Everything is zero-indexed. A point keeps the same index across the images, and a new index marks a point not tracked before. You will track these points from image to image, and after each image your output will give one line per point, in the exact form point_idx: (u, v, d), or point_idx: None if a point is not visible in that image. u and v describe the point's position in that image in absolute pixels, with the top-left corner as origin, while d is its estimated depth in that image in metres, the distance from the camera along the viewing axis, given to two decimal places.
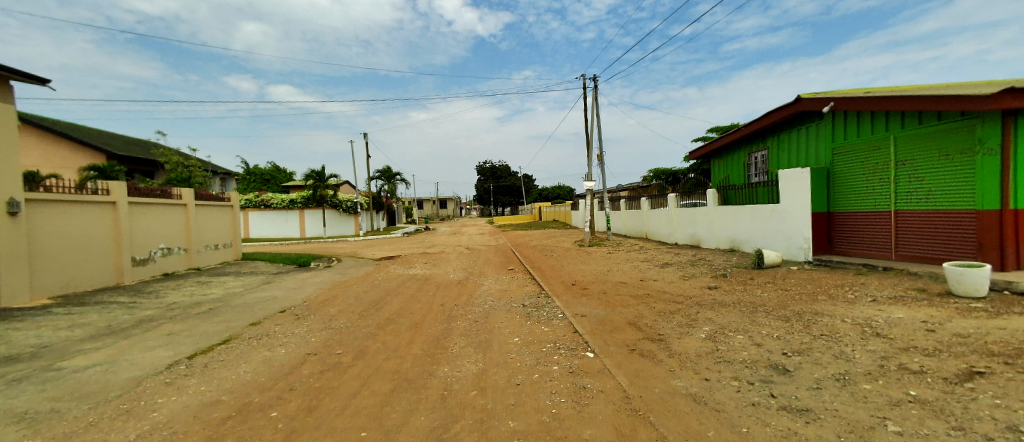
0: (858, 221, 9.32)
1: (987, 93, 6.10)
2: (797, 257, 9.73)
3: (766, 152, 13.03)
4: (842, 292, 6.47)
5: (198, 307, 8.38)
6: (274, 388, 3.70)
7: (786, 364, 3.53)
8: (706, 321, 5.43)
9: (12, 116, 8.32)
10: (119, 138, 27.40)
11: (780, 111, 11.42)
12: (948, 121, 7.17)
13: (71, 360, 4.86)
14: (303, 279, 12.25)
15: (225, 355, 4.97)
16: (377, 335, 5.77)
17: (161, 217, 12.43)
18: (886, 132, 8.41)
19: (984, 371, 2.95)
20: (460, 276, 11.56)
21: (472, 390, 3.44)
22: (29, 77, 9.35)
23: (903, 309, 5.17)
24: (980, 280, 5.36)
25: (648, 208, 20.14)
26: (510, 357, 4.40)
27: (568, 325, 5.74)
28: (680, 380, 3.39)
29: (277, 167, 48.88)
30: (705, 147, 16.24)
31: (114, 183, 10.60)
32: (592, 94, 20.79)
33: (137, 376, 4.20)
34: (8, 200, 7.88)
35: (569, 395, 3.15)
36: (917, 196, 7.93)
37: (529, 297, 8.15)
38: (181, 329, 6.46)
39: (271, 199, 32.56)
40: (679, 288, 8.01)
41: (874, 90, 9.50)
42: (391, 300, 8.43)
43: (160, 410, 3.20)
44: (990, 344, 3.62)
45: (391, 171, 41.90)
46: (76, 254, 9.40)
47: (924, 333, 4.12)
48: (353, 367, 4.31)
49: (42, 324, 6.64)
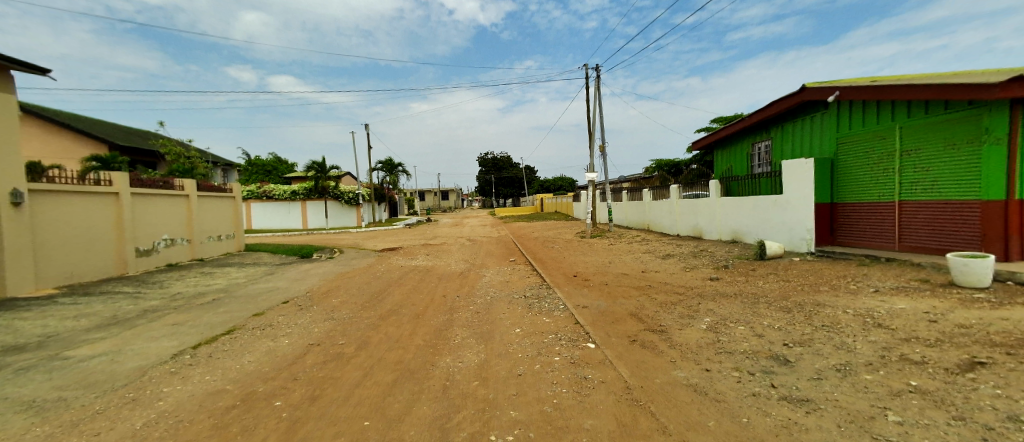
0: (861, 212, 9.26)
1: (996, 82, 6.01)
2: (799, 248, 9.68)
3: (770, 143, 12.93)
4: (844, 283, 6.46)
5: (202, 297, 8.44)
6: (278, 377, 3.74)
7: (787, 355, 3.54)
8: (707, 312, 5.43)
9: (13, 106, 8.31)
10: (121, 129, 27.37)
11: (785, 101, 11.30)
12: (955, 110, 7.08)
13: (77, 350, 4.90)
14: (305, 270, 12.31)
15: (229, 345, 5.01)
16: (380, 325, 5.81)
17: (163, 208, 12.46)
18: (891, 121, 8.33)
19: (986, 361, 2.95)
20: (462, 267, 11.59)
21: (474, 380, 3.46)
22: (28, 67, 9.32)
23: (906, 300, 5.15)
24: (984, 271, 5.34)
25: (650, 199, 20.08)
26: (512, 348, 4.42)
27: (570, 316, 5.76)
28: (681, 370, 3.40)
29: (279, 158, 48.88)
30: (708, 138, 16.12)
31: (116, 174, 10.60)
32: (594, 83, 20.59)
33: (143, 365, 4.24)
34: (11, 191, 7.90)
35: (570, 386, 3.17)
36: (922, 186, 7.87)
37: (530, 288, 8.18)
38: (185, 320, 6.51)
39: (273, 190, 32.61)
40: (681, 279, 8.01)
41: (880, 79, 9.35)
42: (393, 291, 8.47)
43: (166, 399, 3.23)
44: (993, 334, 3.61)
45: (393, 162, 41.76)
46: (80, 245, 9.44)
47: (927, 324, 4.11)
48: (356, 357, 4.34)
49: (48, 314, 6.70)
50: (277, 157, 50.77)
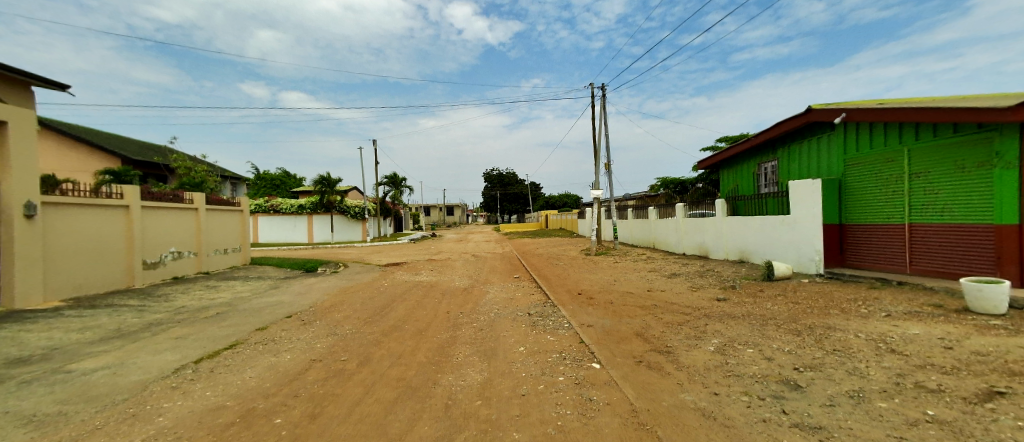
0: (870, 234, 9.19)
1: (1007, 105, 5.97)
2: (808, 269, 9.55)
3: (776, 163, 12.94)
4: (855, 306, 6.35)
5: (206, 311, 8.45)
6: (279, 394, 3.71)
7: (797, 380, 3.45)
8: (715, 333, 5.34)
9: (32, 120, 8.55)
10: (135, 144, 28.08)
11: (790, 123, 11.38)
12: (965, 133, 7.05)
13: (81, 363, 4.91)
14: (309, 285, 12.32)
15: (231, 360, 5.00)
16: (382, 341, 5.76)
17: (171, 221, 12.60)
18: (900, 143, 8.31)
19: (1006, 391, 2.85)
20: (465, 284, 11.54)
21: (477, 400, 3.40)
22: (49, 83, 9.65)
23: (919, 325, 5.04)
24: (999, 298, 5.21)
25: (655, 217, 20.03)
26: (515, 366, 4.36)
27: (574, 335, 5.70)
28: (688, 393, 3.33)
29: (288, 174, 49.84)
30: (714, 157, 16.16)
31: (128, 188, 10.78)
32: (600, 102, 20.83)
33: (146, 380, 4.23)
34: (25, 203, 8.05)
35: (574, 407, 3.10)
36: (933, 209, 7.79)
37: (534, 305, 8.10)
38: (188, 333, 6.52)
39: (280, 204, 33.06)
40: (687, 299, 7.91)
41: (887, 101, 9.38)
42: (397, 307, 8.43)
43: (165, 415, 3.20)
44: (1012, 363, 3.51)
45: (399, 178, 42.21)
46: (89, 257, 9.55)
47: (941, 350, 4.02)
48: (357, 374, 4.29)
49: (54, 326, 6.74)
50: (286, 172, 51.36)
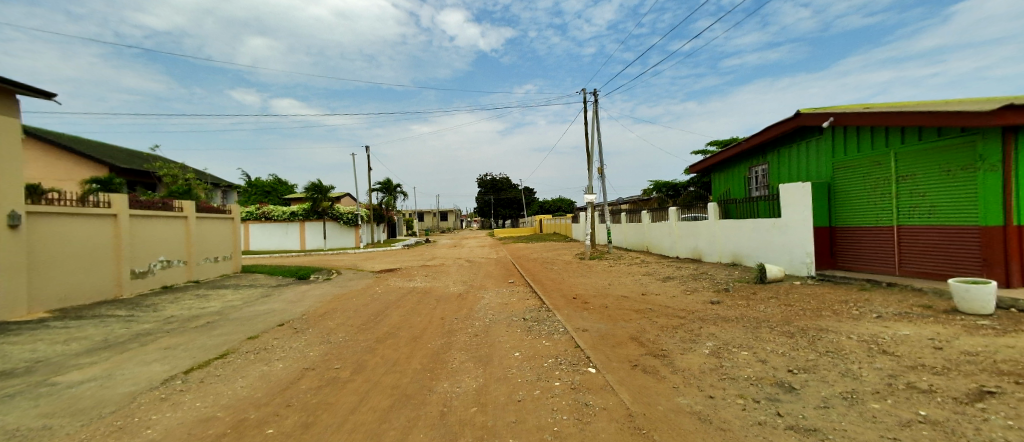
0: (859, 236, 9.36)
1: (990, 109, 6.11)
2: (800, 271, 9.64)
3: (766, 166, 13.16)
4: (847, 308, 6.42)
5: (196, 320, 8.29)
6: (270, 403, 3.65)
7: (792, 382, 3.48)
8: (709, 336, 5.36)
9: (15, 129, 8.39)
10: (123, 151, 27.67)
11: (779, 127, 11.57)
12: (949, 137, 7.21)
13: (67, 375, 4.80)
14: (302, 292, 12.17)
15: (223, 369, 4.91)
16: (377, 349, 5.71)
17: (160, 229, 12.40)
18: (887, 147, 8.48)
19: (996, 391, 2.89)
20: (460, 289, 11.49)
21: (473, 407, 3.38)
22: (34, 91, 9.50)
23: (909, 326, 5.11)
24: (987, 298, 5.30)
25: (649, 221, 20.12)
26: (511, 372, 4.34)
27: (570, 340, 5.68)
28: (684, 397, 3.34)
29: (279, 180, 49.56)
30: (705, 161, 16.35)
31: (115, 196, 10.61)
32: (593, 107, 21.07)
33: (133, 391, 4.13)
34: (9, 213, 7.87)
35: (570, 412, 3.09)
36: (921, 211, 7.92)
37: (530, 310, 8.08)
38: (178, 343, 6.39)
39: (271, 211, 32.64)
40: (682, 303, 7.92)
41: (874, 106, 9.58)
42: (391, 314, 8.37)
43: (154, 427, 3.13)
44: (1000, 362, 3.56)
45: (392, 184, 42.07)
46: (77, 267, 9.38)
47: (932, 351, 4.06)
48: (351, 382, 4.24)
49: (39, 337, 6.58)
50: (277, 178, 50.87)
